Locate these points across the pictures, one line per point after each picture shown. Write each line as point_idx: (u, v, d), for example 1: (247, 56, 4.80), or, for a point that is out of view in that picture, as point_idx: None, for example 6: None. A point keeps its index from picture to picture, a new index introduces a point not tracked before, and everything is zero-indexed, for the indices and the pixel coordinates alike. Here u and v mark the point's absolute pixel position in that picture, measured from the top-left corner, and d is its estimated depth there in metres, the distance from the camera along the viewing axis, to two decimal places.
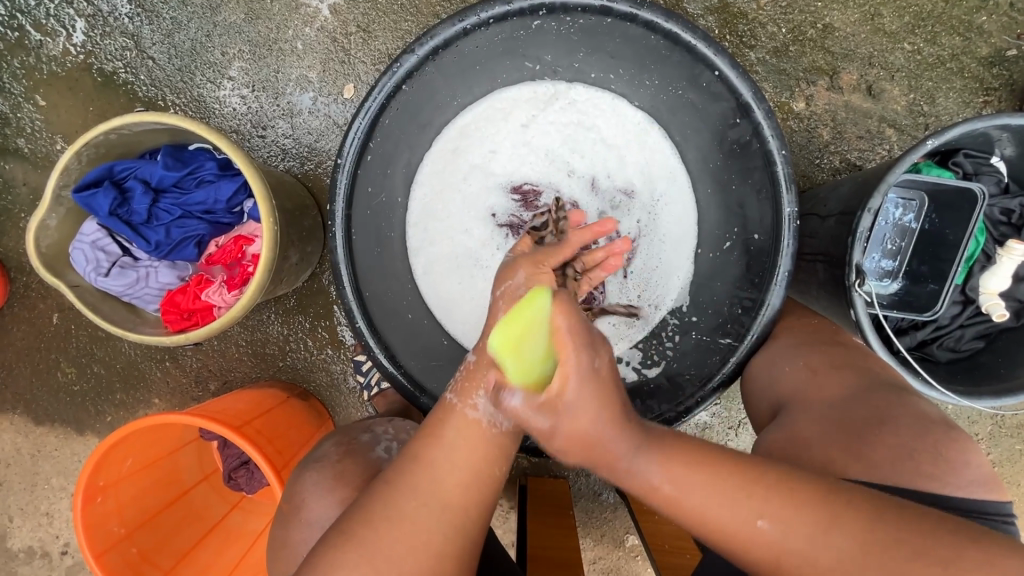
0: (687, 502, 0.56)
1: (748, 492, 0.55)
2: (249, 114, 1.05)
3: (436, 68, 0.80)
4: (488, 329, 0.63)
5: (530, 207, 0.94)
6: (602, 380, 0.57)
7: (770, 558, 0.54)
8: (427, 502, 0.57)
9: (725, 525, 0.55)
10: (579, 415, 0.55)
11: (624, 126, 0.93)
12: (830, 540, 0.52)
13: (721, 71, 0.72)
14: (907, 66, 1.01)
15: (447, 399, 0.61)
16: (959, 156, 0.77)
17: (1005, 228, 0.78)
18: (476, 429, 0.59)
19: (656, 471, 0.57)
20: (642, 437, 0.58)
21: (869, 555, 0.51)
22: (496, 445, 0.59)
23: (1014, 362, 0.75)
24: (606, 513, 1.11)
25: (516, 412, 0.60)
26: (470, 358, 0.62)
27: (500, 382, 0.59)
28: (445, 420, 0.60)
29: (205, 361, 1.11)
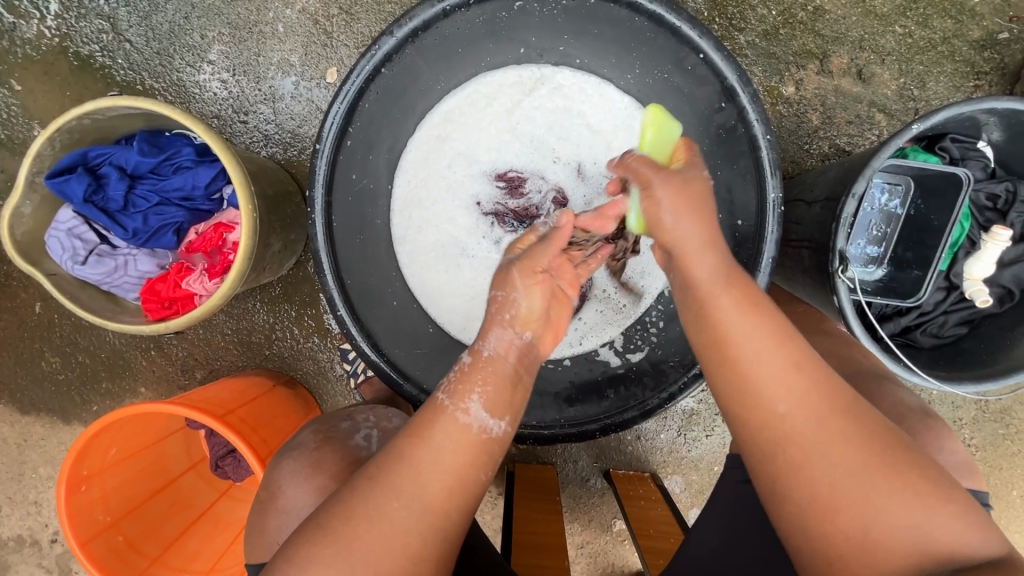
0: (735, 337, 0.56)
1: (796, 360, 0.55)
2: (230, 99, 1.03)
3: (417, 51, 0.79)
4: (483, 333, 0.65)
5: (515, 195, 0.93)
6: (693, 195, 0.60)
7: (774, 411, 0.54)
8: (410, 504, 0.56)
9: (760, 378, 0.55)
10: (675, 220, 0.59)
11: (611, 111, 0.91)
12: (843, 421, 0.53)
13: (706, 54, 0.71)
14: (898, 49, 0.99)
15: (437, 399, 0.61)
16: (946, 141, 0.77)
17: (991, 214, 0.78)
18: (467, 435, 0.59)
19: (729, 302, 0.57)
20: (729, 273, 0.59)
21: (868, 448, 0.53)
22: (485, 452, 0.60)
23: (996, 348, 0.75)
24: (593, 499, 1.12)
25: (506, 415, 0.61)
26: (464, 358, 0.64)
27: (494, 389, 0.61)
28: (434, 422, 0.60)
29: (191, 350, 1.10)
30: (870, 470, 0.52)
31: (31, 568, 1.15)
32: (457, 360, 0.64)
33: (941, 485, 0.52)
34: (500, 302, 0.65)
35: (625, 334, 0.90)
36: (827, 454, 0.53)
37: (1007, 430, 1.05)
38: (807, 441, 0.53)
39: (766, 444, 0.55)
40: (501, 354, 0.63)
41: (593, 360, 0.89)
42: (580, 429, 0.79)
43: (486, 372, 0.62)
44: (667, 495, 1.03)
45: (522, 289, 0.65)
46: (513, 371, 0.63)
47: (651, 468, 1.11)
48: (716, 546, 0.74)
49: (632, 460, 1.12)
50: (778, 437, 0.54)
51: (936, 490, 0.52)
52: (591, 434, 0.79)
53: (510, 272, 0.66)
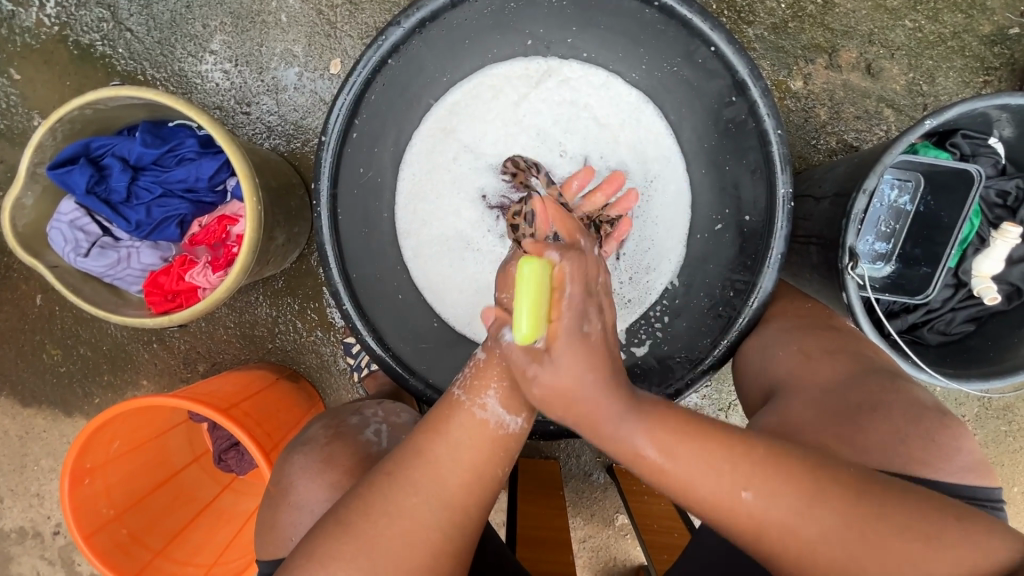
0: (678, 476, 0.55)
1: (740, 472, 0.55)
2: (232, 90, 1.01)
3: (423, 42, 0.78)
4: (495, 327, 0.61)
5: (520, 188, 0.92)
6: (593, 344, 0.56)
7: (752, 529, 0.55)
8: (428, 498, 0.56)
9: (721, 502, 0.55)
10: (567, 377, 0.54)
11: (618, 104, 0.90)
12: (816, 512, 0.53)
13: (717, 47, 0.70)
14: (908, 44, 0.99)
15: (453, 394, 0.60)
16: (957, 137, 0.76)
17: (1000, 211, 0.77)
18: (483, 430, 0.58)
19: (650, 445, 0.56)
20: (641, 411, 0.57)
21: (850, 527, 0.53)
22: (502, 447, 0.59)
23: (1004, 345, 0.75)
24: (596, 494, 1.12)
25: (523, 411, 0.60)
26: (477, 354, 0.62)
27: (509, 386, 0.59)
28: (452, 416, 0.59)
29: (193, 343, 1.10)
30: (858, 547, 0.52)
31: (33, 560, 1.15)
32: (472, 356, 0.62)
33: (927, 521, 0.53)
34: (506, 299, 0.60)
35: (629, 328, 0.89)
36: (814, 547, 0.53)
37: (1010, 428, 1.05)
38: (787, 540, 0.54)
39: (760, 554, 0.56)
40: (516, 352, 0.59)
41: None
42: None
43: (502, 369, 0.59)
44: (671, 490, 1.03)
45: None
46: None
47: None
48: (723, 543, 0.74)
49: None
50: (761, 544, 0.55)
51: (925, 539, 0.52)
52: None
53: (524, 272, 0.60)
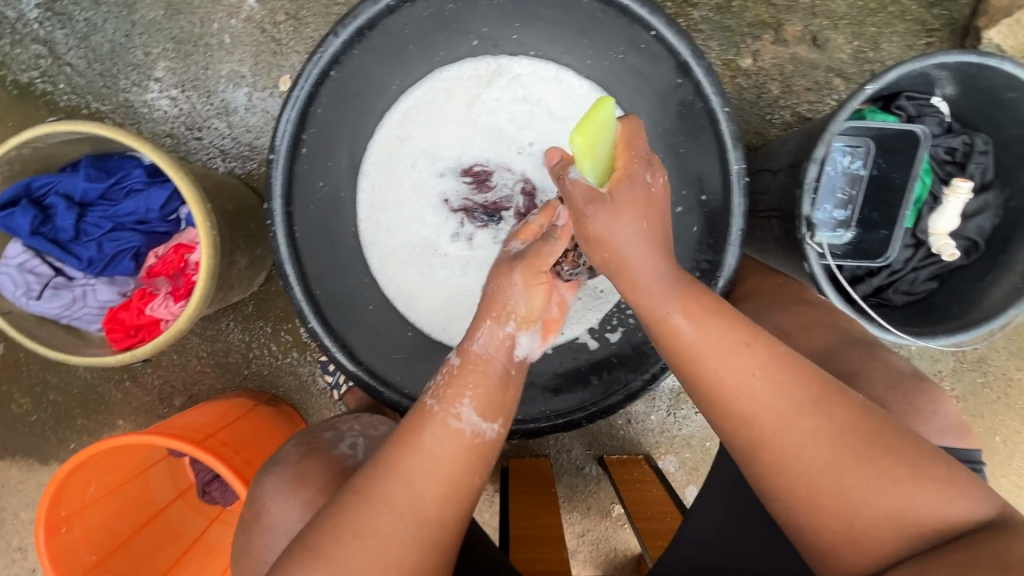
0: (697, 348, 0.58)
1: (760, 366, 0.57)
2: (182, 117, 1.00)
3: (363, 51, 0.77)
4: (472, 331, 0.63)
5: (482, 188, 0.92)
6: (651, 196, 0.61)
7: (745, 417, 0.57)
8: (399, 514, 0.56)
9: (724, 381, 0.57)
10: (619, 228, 0.59)
11: (571, 97, 0.90)
12: (816, 416, 0.56)
13: (658, 31, 0.71)
14: (850, 13, 1.00)
15: (425, 405, 0.60)
16: (902, 99, 0.76)
17: (951, 167, 0.77)
18: (459, 440, 0.59)
19: (682, 318, 0.59)
20: (673, 285, 0.60)
21: (844, 439, 0.55)
22: (478, 456, 0.60)
23: (966, 300, 0.76)
24: (590, 487, 1.13)
25: (499, 417, 0.61)
26: (451, 360, 0.63)
27: (486, 392, 0.61)
28: (422, 427, 0.59)
29: (167, 377, 1.07)
30: (848, 461, 0.55)
31: None
32: (518, 225, 0.67)
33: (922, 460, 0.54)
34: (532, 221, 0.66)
35: (604, 317, 0.88)
36: (802, 451, 0.56)
37: (984, 379, 1.11)
38: (786, 443, 0.56)
39: (743, 445, 0.58)
40: (493, 354, 0.62)
41: (575, 345, 0.88)
42: (566, 419, 0.81)
43: (527, 264, 0.63)
44: (662, 475, 1.03)
45: (523, 289, 0.63)
46: (504, 371, 0.62)
47: (645, 450, 1.12)
48: (714, 528, 0.74)
49: (625, 444, 1.12)
50: (752, 442, 0.57)
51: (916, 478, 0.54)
52: (578, 423, 0.81)
53: (513, 271, 0.63)
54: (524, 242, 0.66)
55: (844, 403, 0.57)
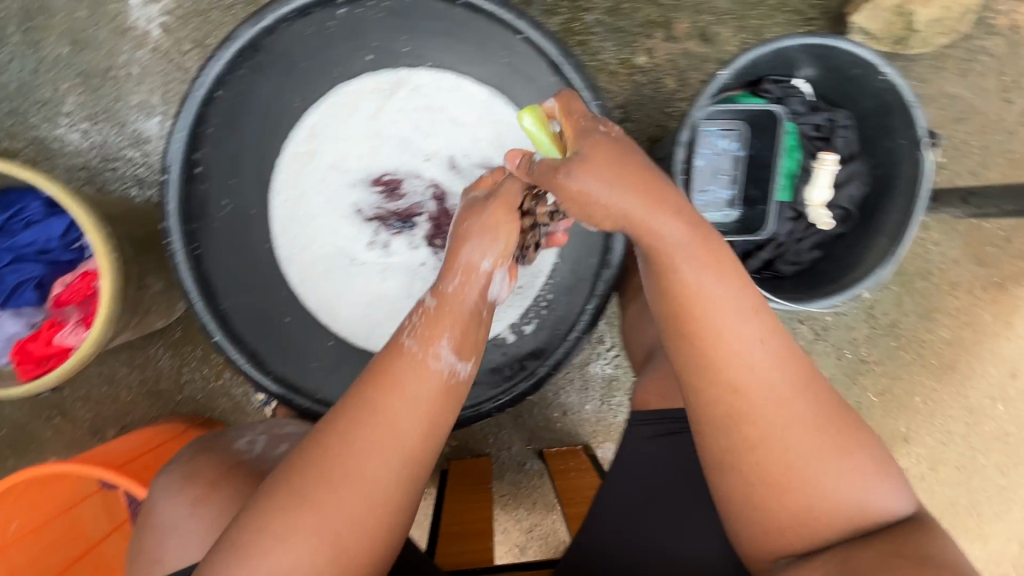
0: (709, 301, 0.58)
1: (767, 339, 0.58)
2: (95, 149, 1.01)
3: (250, 70, 0.79)
4: (444, 271, 0.65)
5: (394, 197, 0.95)
6: (597, 151, 0.59)
7: (734, 386, 0.58)
8: (359, 488, 0.56)
9: (733, 342, 0.57)
10: (591, 182, 0.58)
11: (471, 103, 0.94)
12: (806, 399, 0.58)
13: (525, 33, 0.75)
14: (733, 8, 1.06)
15: (403, 341, 0.61)
16: (767, 83, 0.82)
17: (819, 143, 0.83)
18: (436, 378, 0.60)
19: (690, 271, 0.58)
20: (693, 229, 0.59)
21: (824, 425, 0.58)
22: (453, 394, 0.61)
23: (846, 265, 0.81)
24: (533, 481, 1.15)
25: (472, 356, 0.63)
26: (426, 301, 0.64)
27: (463, 330, 0.63)
28: (405, 369, 0.60)
29: (98, 410, 1.07)
30: (822, 445, 0.58)
31: None
32: (476, 178, 0.72)
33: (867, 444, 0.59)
34: (486, 174, 0.71)
35: (524, 313, 0.91)
36: (788, 426, 0.58)
37: (897, 342, 1.17)
38: (772, 417, 0.58)
39: (724, 416, 0.59)
40: (465, 292, 0.64)
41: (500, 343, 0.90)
42: (477, 410, 0.83)
43: (500, 203, 0.66)
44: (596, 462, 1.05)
45: (489, 222, 0.65)
46: (476, 309, 0.64)
47: (584, 440, 1.15)
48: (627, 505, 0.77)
49: (564, 436, 1.15)
50: (736, 408, 0.58)
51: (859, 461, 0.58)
52: (488, 413, 0.83)
53: (484, 210, 0.66)
54: (480, 192, 0.71)
55: (829, 396, 0.60)
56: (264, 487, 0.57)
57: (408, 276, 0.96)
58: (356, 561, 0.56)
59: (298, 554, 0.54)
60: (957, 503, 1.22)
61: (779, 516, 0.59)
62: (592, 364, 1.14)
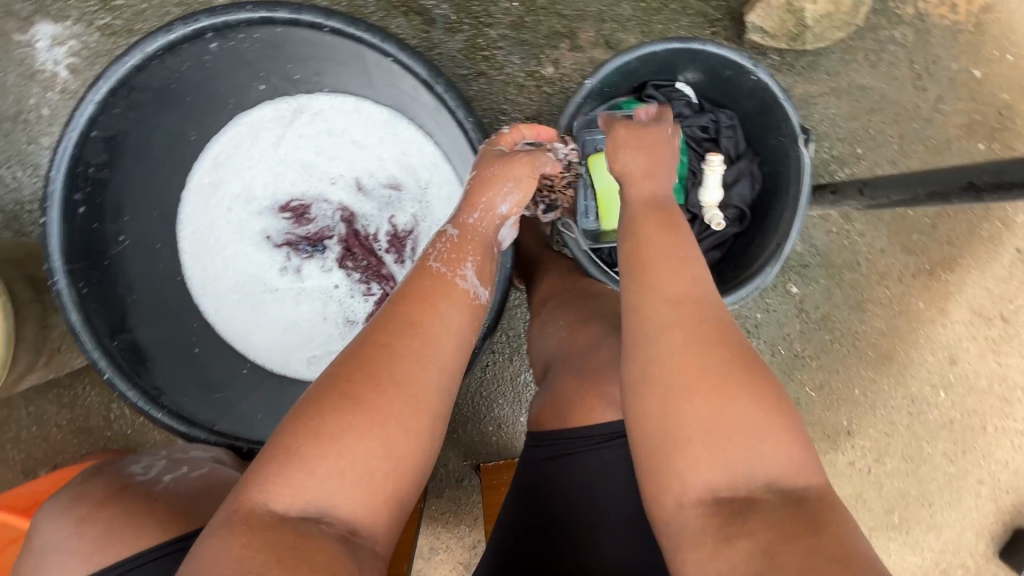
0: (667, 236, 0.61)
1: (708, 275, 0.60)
2: (9, 192, 1.02)
3: (123, 108, 0.77)
4: (468, 203, 0.70)
5: (302, 222, 0.96)
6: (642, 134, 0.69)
7: (679, 302, 0.56)
8: (360, 433, 0.51)
9: (679, 270, 0.58)
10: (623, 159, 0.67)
11: (374, 125, 0.95)
12: (740, 337, 0.56)
13: (393, 55, 0.75)
14: (636, 14, 1.07)
15: (430, 266, 0.64)
16: (650, 88, 0.83)
17: (708, 144, 0.83)
18: (464, 298, 0.63)
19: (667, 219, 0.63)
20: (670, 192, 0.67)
21: (752, 367, 0.54)
22: (477, 315, 0.63)
23: (740, 265, 0.81)
24: (473, 497, 1.14)
25: (489, 286, 0.67)
26: (450, 232, 0.68)
27: (480, 259, 0.67)
28: (438, 292, 0.61)
29: (29, 451, 1.07)
30: (749, 384, 0.53)
31: None
32: (495, 133, 0.75)
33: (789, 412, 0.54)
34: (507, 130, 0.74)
35: None
36: (724, 355, 0.54)
37: (831, 335, 1.16)
38: (709, 338, 0.54)
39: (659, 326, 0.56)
40: (485, 229, 0.70)
41: None
42: None
43: (528, 159, 0.71)
44: None
45: (521, 170, 0.71)
46: (489, 244, 0.70)
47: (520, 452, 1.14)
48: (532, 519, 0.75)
49: (500, 450, 1.14)
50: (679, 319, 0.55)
51: (779, 427, 0.53)
52: None
53: (506, 159, 0.71)
54: (504, 147, 0.74)
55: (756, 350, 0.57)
56: (300, 404, 0.53)
57: (322, 298, 0.97)
58: (407, 466, 0.53)
59: (357, 456, 0.51)
60: (908, 494, 1.19)
61: (695, 452, 0.52)
62: (522, 375, 1.13)
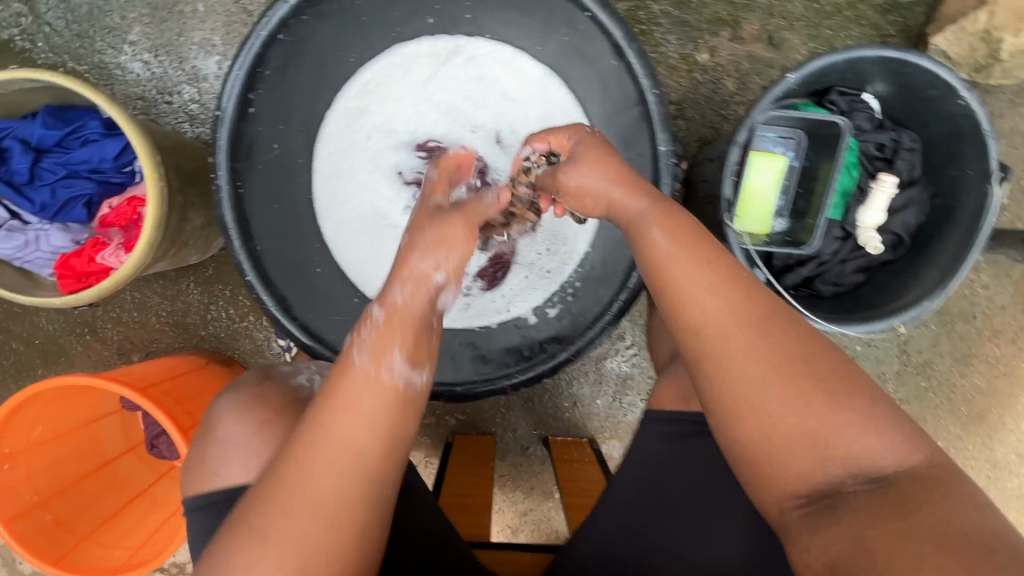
0: (670, 261, 0.57)
1: (724, 281, 0.55)
2: (153, 80, 1.03)
3: (315, 19, 0.81)
4: (387, 288, 0.58)
5: (435, 163, 0.94)
6: (604, 162, 0.64)
7: (692, 329, 0.55)
8: (287, 521, 0.51)
9: (686, 297, 0.55)
10: (581, 176, 0.63)
11: (525, 80, 0.93)
12: (773, 347, 0.52)
13: (592, 12, 0.74)
14: (806, 15, 1.02)
15: (351, 359, 0.55)
16: (834, 94, 0.79)
17: (880, 163, 0.80)
18: (388, 392, 0.55)
19: (661, 234, 0.58)
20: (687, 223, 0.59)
21: (798, 374, 0.52)
22: (408, 405, 0.56)
23: (888, 293, 0.78)
24: (534, 466, 1.15)
25: (428, 366, 0.58)
26: (373, 317, 0.57)
27: (416, 341, 0.57)
28: (346, 378, 0.55)
29: (126, 333, 1.10)
30: (803, 395, 0.51)
31: None
32: (426, 182, 0.69)
33: (856, 391, 0.51)
34: (434, 177, 0.68)
35: (550, 296, 0.97)
36: (752, 379, 0.52)
37: (927, 383, 1.13)
38: (732, 366, 0.53)
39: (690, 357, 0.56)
40: (412, 306, 0.58)
41: (525, 324, 0.97)
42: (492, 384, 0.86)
43: (462, 217, 0.62)
44: (600, 457, 1.05)
45: (439, 234, 0.60)
46: (425, 317, 0.59)
47: (589, 434, 1.14)
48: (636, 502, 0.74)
49: (570, 427, 1.15)
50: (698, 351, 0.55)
51: (854, 412, 0.50)
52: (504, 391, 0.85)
53: (437, 219, 0.62)
54: (439, 197, 0.67)
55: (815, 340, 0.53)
56: (228, 517, 0.53)
57: None
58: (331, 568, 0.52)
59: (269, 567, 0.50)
60: None
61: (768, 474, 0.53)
62: (608, 360, 1.13)
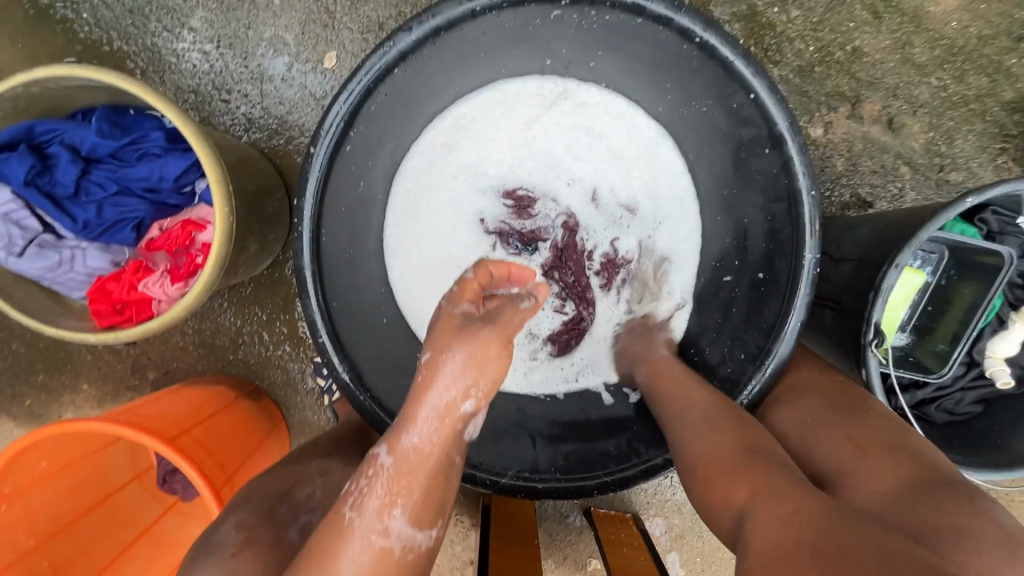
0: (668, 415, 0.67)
1: (714, 428, 0.61)
2: (212, 74, 0.91)
3: (435, 53, 0.71)
4: (406, 425, 0.55)
5: (522, 215, 0.85)
6: (639, 335, 0.81)
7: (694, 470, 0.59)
8: None
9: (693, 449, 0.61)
10: (626, 342, 0.81)
11: (636, 137, 0.84)
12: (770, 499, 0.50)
13: (757, 94, 0.65)
14: (931, 102, 0.95)
15: (346, 515, 0.52)
16: (987, 212, 0.72)
17: (1021, 291, 0.74)
18: (387, 554, 0.51)
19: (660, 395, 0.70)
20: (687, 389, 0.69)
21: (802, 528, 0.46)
22: (406, 568, 0.52)
23: (1010, 432, 0.71)
24: (571, 536, 1.08)
25: (435, 521, 0.54)
26: (383, 460, 0.54)
27: (423, 496, 0.54)
28: (341, 546, 0.50)
29: (145, 348, 0.99)
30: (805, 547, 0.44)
31: None
32: (459, 279, 0.61)
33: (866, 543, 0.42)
34: (471, 278, 0.60)
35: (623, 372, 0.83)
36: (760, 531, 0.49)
37: None
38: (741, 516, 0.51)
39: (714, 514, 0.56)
40: (428, 450, 0.55)
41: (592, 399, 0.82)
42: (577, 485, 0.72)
43: (495, 336, 0.57)
44: (649, 543, 0.98)
45: (465, 366, 0.56)
46: (444, 461, 0.56)
47: (633, 509, 1.08)
48: None
49: (614, 499, 1.08)
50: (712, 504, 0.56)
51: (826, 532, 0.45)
52: (589, 492, 0.72)
53: (455, 350, 0.56)
54: (468, 303, 0.60)
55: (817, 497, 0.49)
56: None
57: None
58: None
59: None
60: None
61: None
62: None
